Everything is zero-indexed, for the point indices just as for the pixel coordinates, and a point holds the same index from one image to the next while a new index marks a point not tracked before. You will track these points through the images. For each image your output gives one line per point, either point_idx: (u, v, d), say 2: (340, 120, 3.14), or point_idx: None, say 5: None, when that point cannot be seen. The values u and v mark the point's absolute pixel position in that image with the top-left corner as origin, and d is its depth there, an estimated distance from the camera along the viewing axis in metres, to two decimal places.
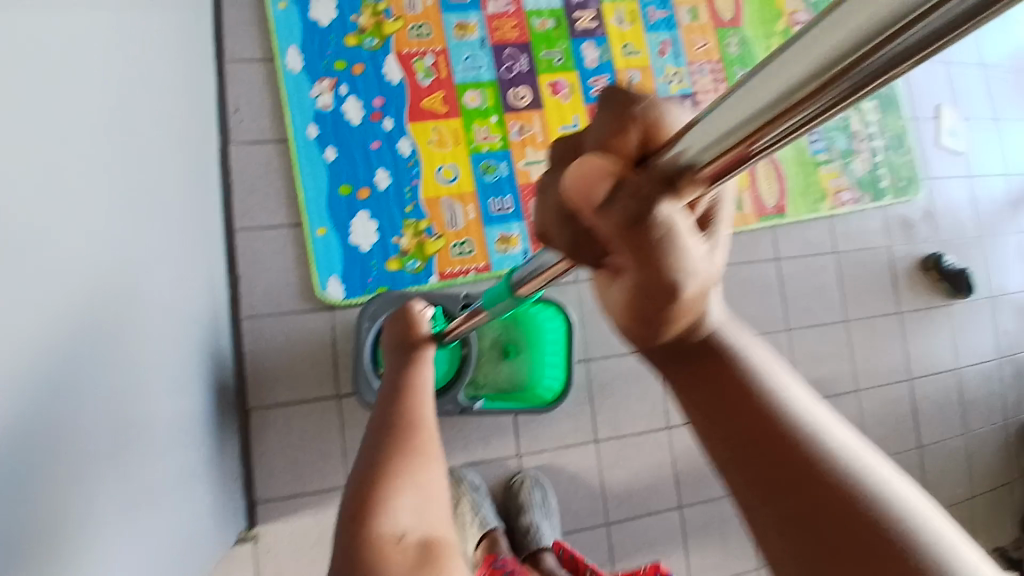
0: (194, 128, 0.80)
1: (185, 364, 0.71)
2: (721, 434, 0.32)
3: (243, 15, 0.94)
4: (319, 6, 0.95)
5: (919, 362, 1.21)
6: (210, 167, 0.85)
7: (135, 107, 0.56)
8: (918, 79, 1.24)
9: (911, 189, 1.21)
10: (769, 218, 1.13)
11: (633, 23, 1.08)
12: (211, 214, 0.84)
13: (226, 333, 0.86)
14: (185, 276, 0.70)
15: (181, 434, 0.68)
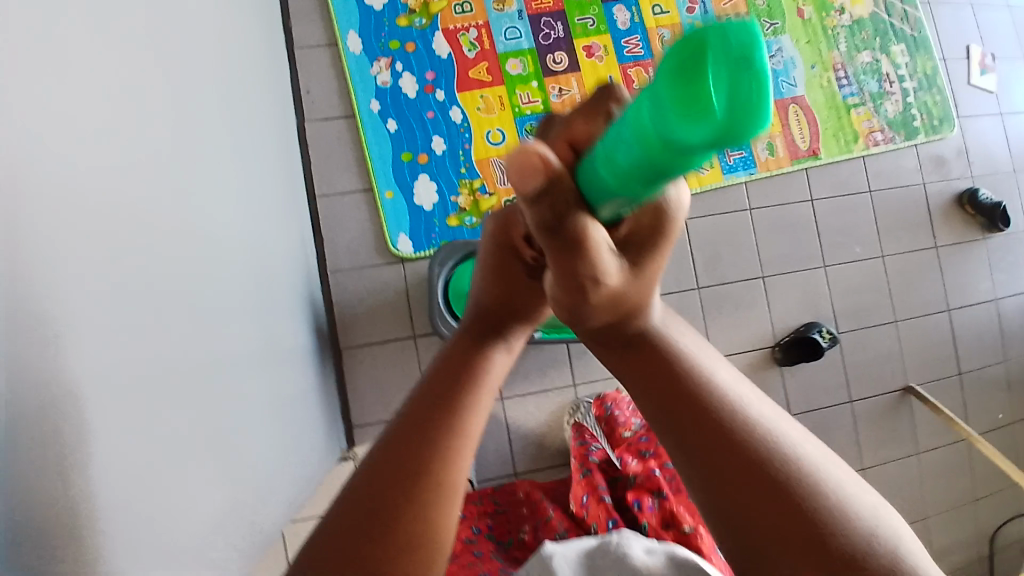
0: (275, 104, 0.93)
1: (288, 296, 0.83)
2: (664, 407, 0.33)
3: (306, 4, 1.06)
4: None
5: (957, 294, 1.25)
6: (291, 140, 0.99)
7: (216, 72, 0.67)
8: (947, 23, 1.33)
9: (944, 127, 1.27)
10: (802, 161, 1.21)
11: None
12: (295, 179, 0.97)
13: (318, 285, 1.00)
14: (275, 220, 0.82)
15: (290, 353, 0.81)
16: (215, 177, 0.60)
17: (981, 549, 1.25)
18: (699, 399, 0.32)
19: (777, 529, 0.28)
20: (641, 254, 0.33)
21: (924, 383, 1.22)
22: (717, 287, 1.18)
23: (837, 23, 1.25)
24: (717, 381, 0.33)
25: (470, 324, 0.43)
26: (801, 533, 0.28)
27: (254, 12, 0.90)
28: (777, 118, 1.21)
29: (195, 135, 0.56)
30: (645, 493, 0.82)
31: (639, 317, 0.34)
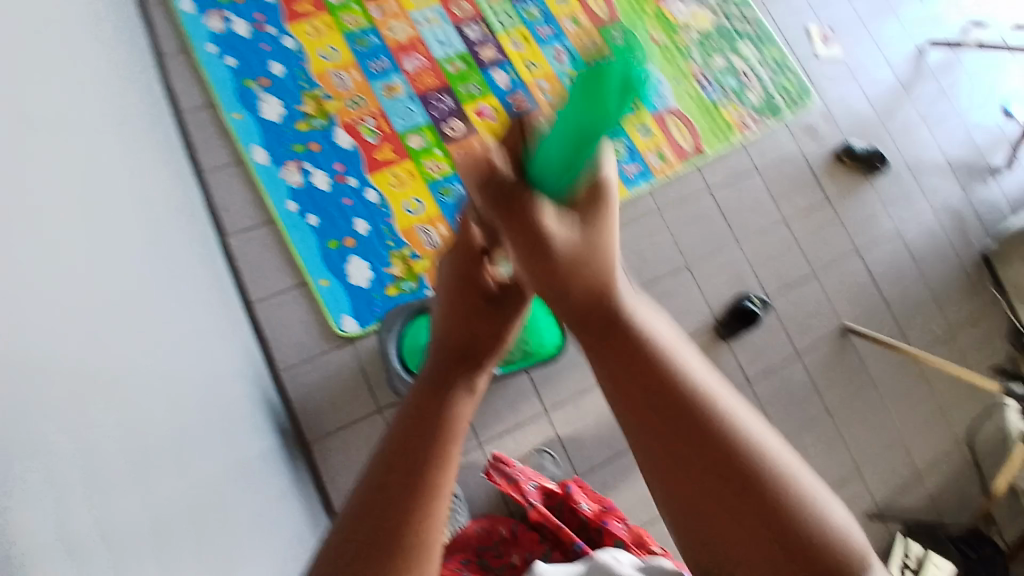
0: (193, 228, 1.06)
1: (236, 388, 0.94)
2: (634, 386, 0.46)
3: (211, 137, 1.22)
4: (268, 107, 1.23)
5: (860, 234, 1.41)
6: (215, 256, 1.11)
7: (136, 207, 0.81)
8: (782, 13, 1.54)
9: (805, 100, 1.47)
10: (691, 159, 1.37)
11: (525, 44, 1.39)
12: (226, 289, 1.09)
13: (269, 381, 1.10)
14: (210, 324, 0.94)
15: (248, 434, 0.91)
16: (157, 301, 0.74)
17: (958, 456, 1.34)
18: (669, 379, 0.46)
19: (719, 474, 0.44)
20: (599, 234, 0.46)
21: (858, 320, 1.35)
22: (652, 285, 1.29)
23: (687, 40, 1.46)
24: (683, 366, 0.47)
25: (444, 358, 0.52)
26: (745, 481, 0.44)
27: (163, 156, 1.05)
28: (658, 129, 1.37)
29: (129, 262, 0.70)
30: (601, 526, 0.90)
31: (610, 293, 0.46)
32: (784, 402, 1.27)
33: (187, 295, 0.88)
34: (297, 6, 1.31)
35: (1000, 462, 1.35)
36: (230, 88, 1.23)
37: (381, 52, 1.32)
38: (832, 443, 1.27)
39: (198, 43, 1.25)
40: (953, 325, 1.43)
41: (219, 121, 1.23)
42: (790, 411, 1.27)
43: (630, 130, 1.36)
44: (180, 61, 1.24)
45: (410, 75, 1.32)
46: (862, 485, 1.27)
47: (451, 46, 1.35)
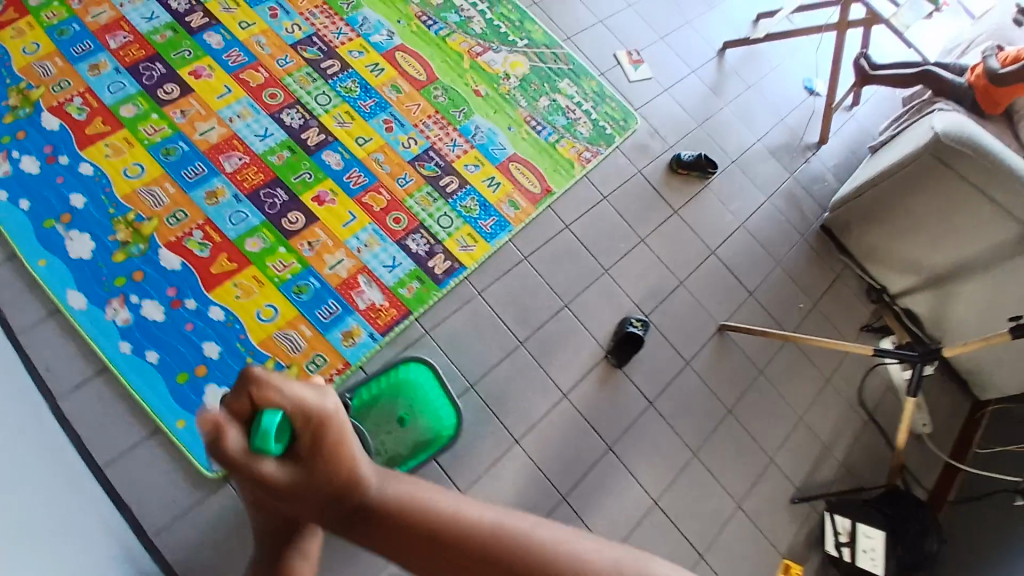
0: (17, 392, 0.89)
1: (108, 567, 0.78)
2: (411, 555, 0.40)
3: (18, 291, 1.06)
4: (76, 245, 1.10)
5: (712, 236, 1.48)
6: (50, 421, 0.94)
7: None
8: (592, 47, 1.65)
9: (629, 123, 1.55)
10: (543, 201, 1.39)
11: (351, 120, 1.34)
12: (70, 457, 0.93)
13: (144, 552, 0.93)
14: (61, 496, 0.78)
15: None
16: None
17: (854, 419, 1.41)
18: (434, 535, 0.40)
19: None
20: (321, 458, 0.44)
21: (731, 317, 1.41)
22: (536, 334, 1.27)
23: (509, 86, 1.51)
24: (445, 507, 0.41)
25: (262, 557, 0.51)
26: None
27: None
28: (504, 179, 1.39)
29: None
30: None
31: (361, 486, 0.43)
32: (689, 414, 1.29)
33: (34, 470, 0.75)
34: (89, 129, 1.19)
35: (891, 411, 1.44)
36: (29, 234, 1.09)
37: (194, 157, 1.21)
38: (740, 441, 1.30)
39: None
40: (815, 298, 1.53)
41: (26, 273, 1.07)
42: (694, 422, 1.29)
43: (478, 185, 1.36)
44: None
45: (231, 174, 1.23)
46: (777, 472, 1.30)
47: (271, 137, 1.28)
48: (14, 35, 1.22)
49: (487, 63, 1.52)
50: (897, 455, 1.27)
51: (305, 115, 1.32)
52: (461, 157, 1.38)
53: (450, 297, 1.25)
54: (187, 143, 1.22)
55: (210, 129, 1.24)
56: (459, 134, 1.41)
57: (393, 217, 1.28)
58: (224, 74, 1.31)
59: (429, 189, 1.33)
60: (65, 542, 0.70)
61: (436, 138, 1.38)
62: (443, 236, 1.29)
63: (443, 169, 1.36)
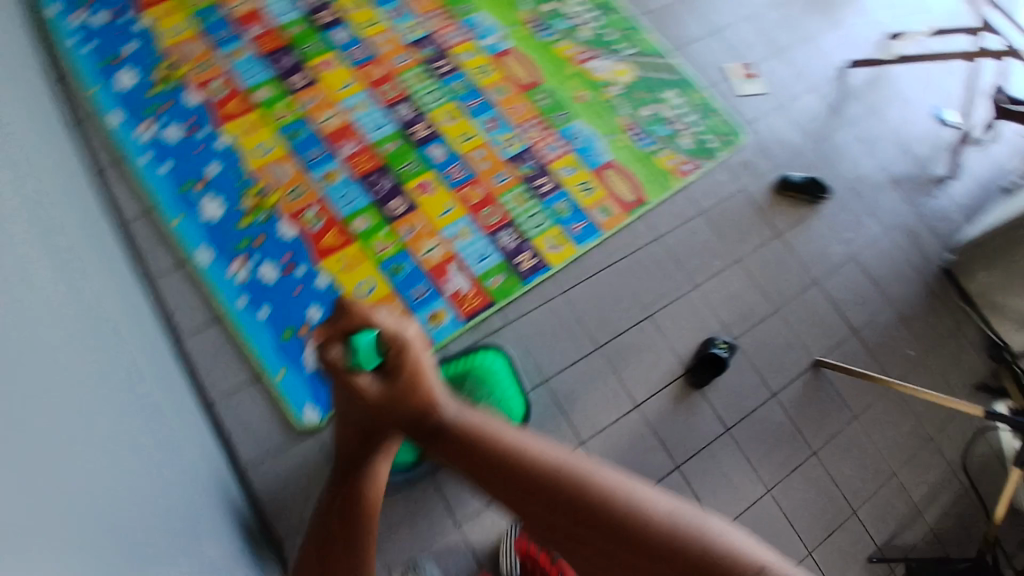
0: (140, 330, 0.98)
1: (201, 498, 0.85)
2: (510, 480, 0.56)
3: (156, 239, 1.16)
4: (208, 208, 1.19)
5: (816, 264, 1.40)
6: (170, 359, 1.03)
7: (74, 287, 0.73)
8: (698, 57, 1.60)
9: (736, 137, 1.49)
10: (634, 210, 1.35)
11: (456, 117, 1.37)
12: (184, 393, 1.01)
13: (234, 487, 1.00)
14: (165, 422, 0.83)
15: (215, 538, 0.82)
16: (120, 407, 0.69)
17: (955, 482, 1.28)
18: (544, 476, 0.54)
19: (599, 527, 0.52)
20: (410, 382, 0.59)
21: (829, 351, 1.32)
22: (614, 341, 1.24)
23: (613, 94, 1.48)
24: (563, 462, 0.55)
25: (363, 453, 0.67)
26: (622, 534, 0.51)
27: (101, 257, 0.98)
28: (598, 185, 1.36)
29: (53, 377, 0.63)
30: None
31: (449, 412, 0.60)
32: (771, 446, 1.22)
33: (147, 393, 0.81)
34: (227, 108, 1.28)
35: (1000, 480, 1.29)
36: (168, 195, 1.19)
37: (314, 142, 1.28)
38: (821, 485, 1.21)
39: (132, 156, 1.21)
40: (925, 344, 1.41)
41: (165, 228, 1.17)
42: (774, 455, 1.21)
43: (572, 189, 1.35)
44: (118, 172, 1.20)
45: (346, 159, 1.29)
46: (857, 523, 1.20)
47: (383, 128, 1.33)
48: (166, 17, 1.35)
49: (592, 69, 1.50)
50: (993, 526, 1.14)
51: (415, 110, 1.36)
52: (558, 159, 1.37)
53: (533, 293, 1.25)
54: (309, 129, 1.29)
55: (331, 117, 1.31)
56: (558, 137, 1.40)
57: (486, 212, 1.29)
58: (348, 68, 1.38)
59: (523, 188, 1.33)
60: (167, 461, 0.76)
61: (536, 138, 1.39)
62: (532, 235, 1.29)
63: (539, 169, 1.35)
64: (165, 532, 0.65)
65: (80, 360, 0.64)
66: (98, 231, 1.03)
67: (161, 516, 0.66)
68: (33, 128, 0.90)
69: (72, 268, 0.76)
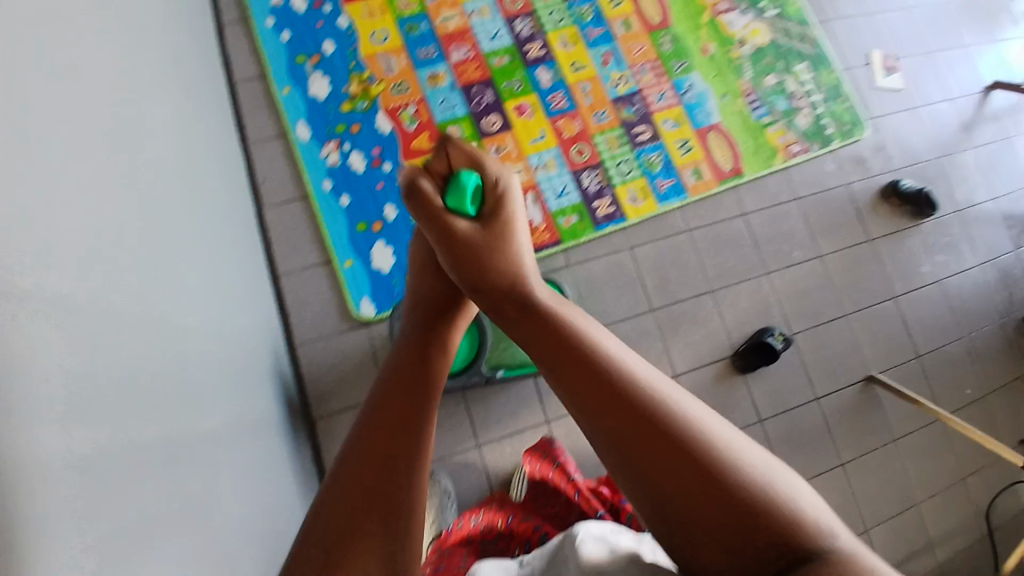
0: (228, 188, 1.02)
1: (248, 357, 0.90)
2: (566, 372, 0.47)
3: (257, 103, 1.19)
4: (316, 84, 1.20)
5: (899, 281, 1.34)
6: (249, 222, 1.08)
7: (141, 134, 0.73)
8: (842, 36, 1.48)
9: (856, 130, 1.40)
10: (729, 180, 1.30)
11: (574, 44, 1.32)
12: (256, 257, 1.06)
13: (286, 356, 1.06)
14: (221, 282, 0.87)
15: (256, 397, 0.88)
16: (179, 265, 0.73)
17: (973, 529, 1.26)
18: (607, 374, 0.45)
19: (653, 446, 0.41)
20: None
21: (886, 371, 1.28)
22: (671, 307, 1.23)
23: (740, 54, 1.40)
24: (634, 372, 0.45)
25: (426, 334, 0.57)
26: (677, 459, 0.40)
27: (205, 110, 1.00)
28: (698, 145, 1.31)
29: (145, 215, 0.66)
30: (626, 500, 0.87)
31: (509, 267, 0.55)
32: (800, 447, 1.20)
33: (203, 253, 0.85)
34: None
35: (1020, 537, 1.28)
36: (282, 63, 1.20)
37: (431, 40, 1.26)
38: (842, 496, 1.20)
39: (256, 16, 1.22)
40: (989, 389, 1.35)
41: (269, 94, 1.19)
42: (802, 457, 1.20)
43: (669, 144, 1.30)
44: (236, 28, 1.22)
45: (455, 65, 1.27)
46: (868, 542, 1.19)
47: (498, 40, 1.29)
48: None
49: (727, 23, 1.41)
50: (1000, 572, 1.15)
51: (534, 28, 1.32)
52: (663, 111, 1.32)
53: (601, 241, 1.24)
54: (429, 25, 1.27)
55: (452, 18, 1.28)
56: (671, 87, 1.34)
57: (578, 148, 1.26)
58: None
59: (620, 132, 1.29)
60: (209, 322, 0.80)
61: (646, 85, 1.33)
62: (616, 182, 1.26)
63: (641, 116, 1.31)
64: (201, 388, 0.70)
65: (154, 216, 0.69)
66: (208, 86, 1.05)
67: (196, 372, 0.71)
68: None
69: (160, 120, 0.79)
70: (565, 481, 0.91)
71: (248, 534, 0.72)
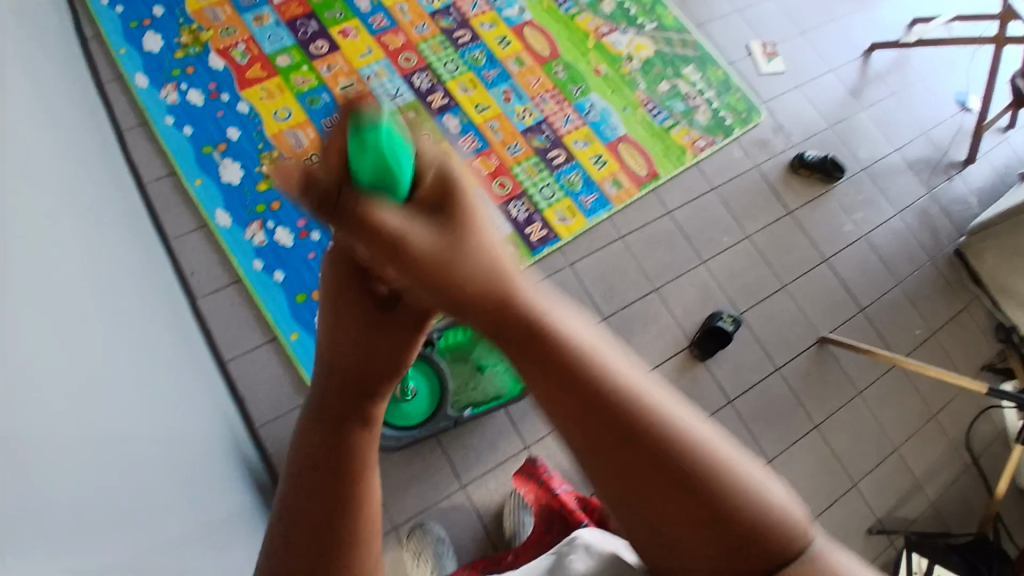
0: (156, 287, 1.02)
1: (206, 448, 0.88)
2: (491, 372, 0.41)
3: (174, 202, 1.19)
4: (227, 171, 1.22)
5: (826, 243, 1.40)
6: (185, 318, 1.07)
7: (58, 244, 0.73)
8: (720, 34, 1.60)
9: (752, 116, 1.49)
10: (647, 184, 1.37)
11: (474, 88, 1.39)
12: (198, 351, 1.05)
13: (248, 442, 1.03)
14: (165, 378, 0.86)
15: (218, 487, 0.86)
16: (116, 368, 0.73)
17: (955, 462, 1.29)
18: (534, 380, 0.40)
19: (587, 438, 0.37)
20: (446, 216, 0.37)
21: (835, 330, 1.33)
22: (620, 312, 1.26)
23: (630, 68, 1.48)
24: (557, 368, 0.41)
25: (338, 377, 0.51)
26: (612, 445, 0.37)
27: (117, 216, 1.01)
28: (611, 158, 1.38)
29: (70, 318, 0.66)
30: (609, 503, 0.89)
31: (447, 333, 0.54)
32: (773, 420, 1.22)
33: (144, 351, 0.84)
34: (249, 73, 1.30)
35: (1000, 460, 1.31)
36: (187, 155, 1.22)
37: (334, 109, 1.30)
38: (821, 459, 1.22)
39: (154, 116, 1.24)
40: (935, 325, 1.41)
41: (185, 190, 1.20)
42: (776, 429, 1.22)
43: (584, 161, 1.36)
44: (140, 133, 1.23)
45: None
46: (857, 495, 1.22)
47: (401, 97, 1.34)
48: None
49: (612, 43, 1.50)
50: (993, 502, 1.16)
51: (433, 80, 1.37)
52: (572, 133, 1.38)
53: (541, 264, 1.27)
54: (329, 95, 1.31)
55: (350, 85, 1.33)
56: (573, 110, 1.41)
57: (498, 181, 1.31)
58: (368, 36, 1.38)
59: (536, 160, 1.34)
60: (164, 416, 0.79)
61: (550, 112, 1.39)
62: (542, 206, 1.31)
63: (552, 142, 1.37)
64: (160, 486, 0.69)
65: (79, 323, 0.68)
66: (118, 195, 1.06)
67: (152, 464, 0.69)
68: (50, 97, 0.94)
69: (73, 234, 0.79)
70: (548, 496, 0.91)
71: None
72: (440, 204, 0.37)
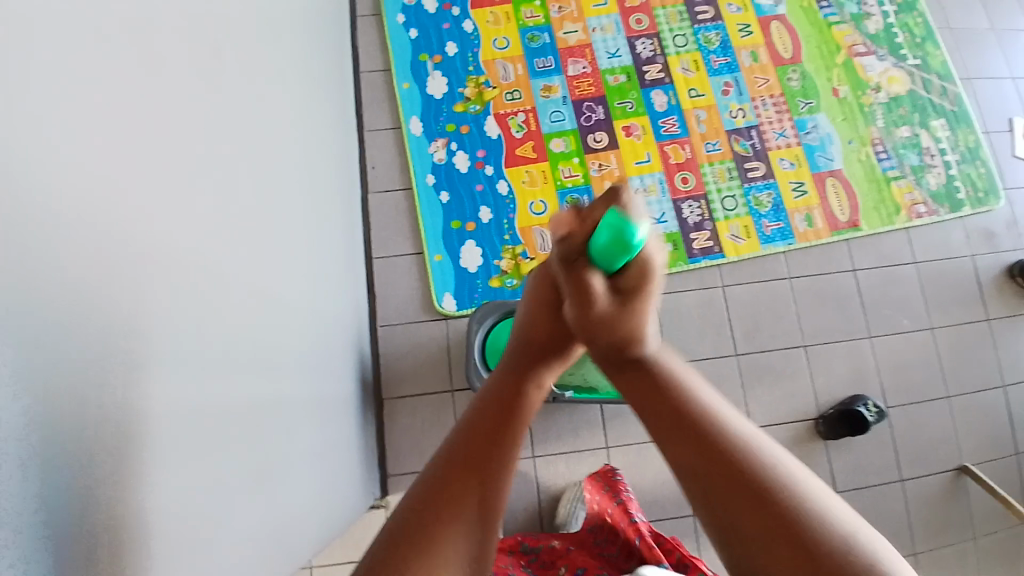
0: (339, 167, 1.04)
1: (333, 333, 0.90)
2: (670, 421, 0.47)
3: (379, 94, 1.21)
4: (434, 83, 1.21)
5: (1014, 369, 1.21)
6: (354, 205, 1.10)
7: (270, 106, 0.74)
8: (986, 96, 1.36)
9: (989, 199, 1.28)
10: (842, 232, 1.23)
11: (695, 70, 1.27)
12: (355, 240, 1.08)
13: (367, 338, 1.07)
14: (321, 259, 0.88)
15: (333, 372, 0.88)
16: (287, 237, 0.75)
17: None
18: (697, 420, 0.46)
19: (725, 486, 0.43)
20: (635, 299, 0.50)
21: (980, 466, 1.16)
22: (755, 355, 1.17)
23: (873, 100, 1.31)
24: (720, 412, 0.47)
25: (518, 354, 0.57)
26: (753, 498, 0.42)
27: (327, 88, 1.02)
28: (814, 190, 1.24)
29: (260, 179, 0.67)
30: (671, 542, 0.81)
31: (638, 346, 0.51)
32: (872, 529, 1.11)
33: (311, 229, 0.86)
34: None
35: None
36: (406, 59, 1.22)
37: (550, 51, 1.24)
38: None
39: (389, 11, 1.24)
40: None
41: (391, 87, 1.21)
42: None
43: (782, 184, 1.23)
44: (372, 22, 1.25)
45: (571, 78, 1.24)
46: None
47: (618, 58, 1.26)
48: None
49: (863, 66, 1.33)
50: None
51: (656, 49, 1.28)
52: (780, 149, 1.25)
53: (693, 275, 1.19)
54: (550, 37, 1.25)
55: (573, 31, 1.26)
56: (793, 125, 1.27)
57: (682, 175, 1.22)
58: None
59: (731, 165, 1.23)
60: (307, 298, 0.81)
61: (767, 120, 1.26)
62: (718, 216, 1.21)
63: (756, 152, 1.24)
64: (290, 360, 0.71)
65: (268, 186, 0.70)
66: (334, 66, 1.08)
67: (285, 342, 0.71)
68: None
69: (288, 94, 0.81)
70: (626, 521, 0.85)
71: (310, 511, 0.73)
72: (642, 284, 0.50)
